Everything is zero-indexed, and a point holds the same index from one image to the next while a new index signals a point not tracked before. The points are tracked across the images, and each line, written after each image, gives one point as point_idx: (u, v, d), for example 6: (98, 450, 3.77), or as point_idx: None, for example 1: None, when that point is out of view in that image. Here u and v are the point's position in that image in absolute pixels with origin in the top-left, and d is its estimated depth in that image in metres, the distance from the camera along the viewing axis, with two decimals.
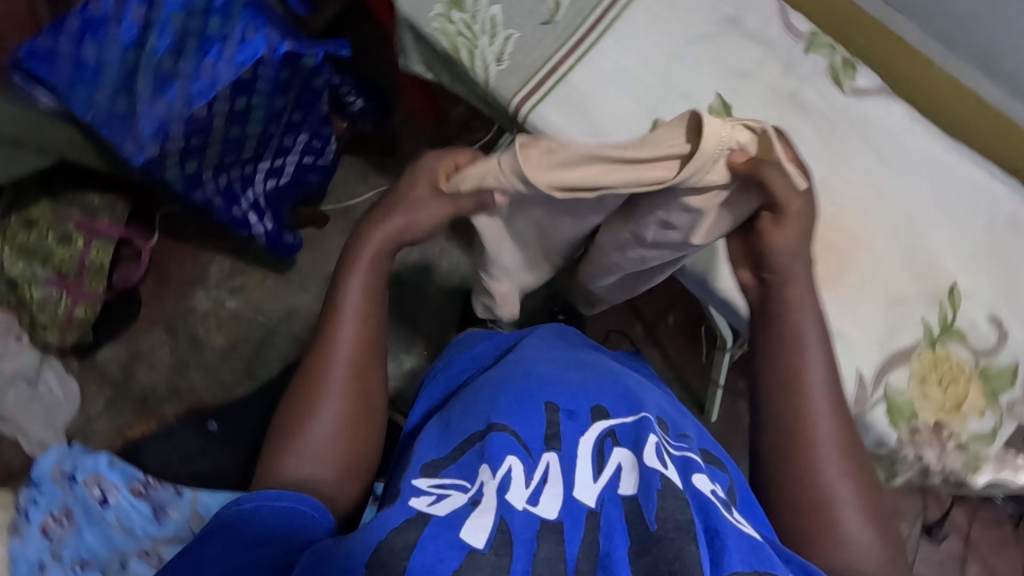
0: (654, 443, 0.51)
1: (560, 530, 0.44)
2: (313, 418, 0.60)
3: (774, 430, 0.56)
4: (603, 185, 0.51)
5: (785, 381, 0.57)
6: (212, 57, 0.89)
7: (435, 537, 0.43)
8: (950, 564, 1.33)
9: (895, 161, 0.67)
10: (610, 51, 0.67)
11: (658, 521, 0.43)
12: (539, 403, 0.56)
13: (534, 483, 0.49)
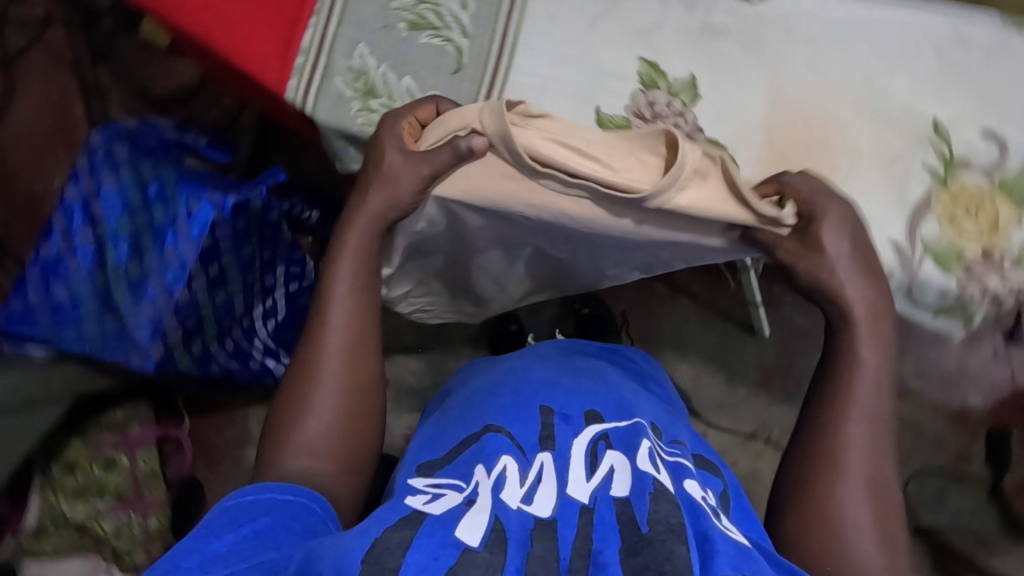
0: (646, 447, 0.57)
1: (552, 528, 0.48)
2: (309, 412, 0.60)
3: (813, 438, 0.58)
4: (573, 171, 0.56)
5: (833, 394, 0.58)
6: (171, 243, 0.89)
7: (430, 535, 0.46)
8: None
9: (827, 39, 0.68)
10: (527, 68, 0.69)
11: (649, 523, 0.47)
12: (534, 408, 0.64)
13: (528, 482, 0.54)
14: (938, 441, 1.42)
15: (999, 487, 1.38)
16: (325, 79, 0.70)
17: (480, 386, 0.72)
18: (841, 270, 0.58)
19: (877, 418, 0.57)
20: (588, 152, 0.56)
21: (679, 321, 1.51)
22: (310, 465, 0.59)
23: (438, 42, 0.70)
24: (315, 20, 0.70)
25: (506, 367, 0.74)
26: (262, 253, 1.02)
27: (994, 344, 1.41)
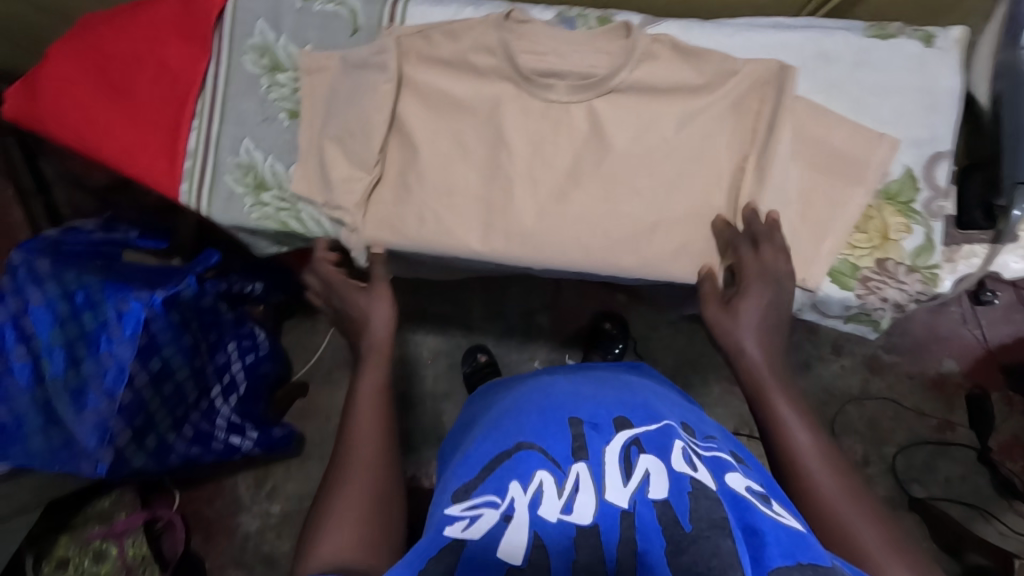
0: (681, 448, 0.50)
1: (596, 534, 0.44)
2: (326, 535, 0.49)
3: (794, 496, 0.51)
4: (558, 65, 0.66)
5: (780, 450, 0.53)
6: (106, 347, 0.90)
7: (474, 561, 0.43)
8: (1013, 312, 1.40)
9: (715, 62, 0.65)
10: (415, 136, 0.69)
11: (692, 521, 0.43)
12: (562, 420, 0.53)
13: (566, 493, 0.47)
14: (918, 412, 1.40)
15: (987, 452, 1.35)
16: (215, 178, 0.71)
17: (496, 413, 0.62)
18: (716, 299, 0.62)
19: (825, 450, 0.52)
20: (562, 50, 0.66)
21: (646, 327, 1.51)
22: None
23: (327, 121, 0.70)
24: (197, 121, 0.71)
25: (527, 387, 0.65)
26: (206, 335, 1.05)
27: (962, 307, 1.42)
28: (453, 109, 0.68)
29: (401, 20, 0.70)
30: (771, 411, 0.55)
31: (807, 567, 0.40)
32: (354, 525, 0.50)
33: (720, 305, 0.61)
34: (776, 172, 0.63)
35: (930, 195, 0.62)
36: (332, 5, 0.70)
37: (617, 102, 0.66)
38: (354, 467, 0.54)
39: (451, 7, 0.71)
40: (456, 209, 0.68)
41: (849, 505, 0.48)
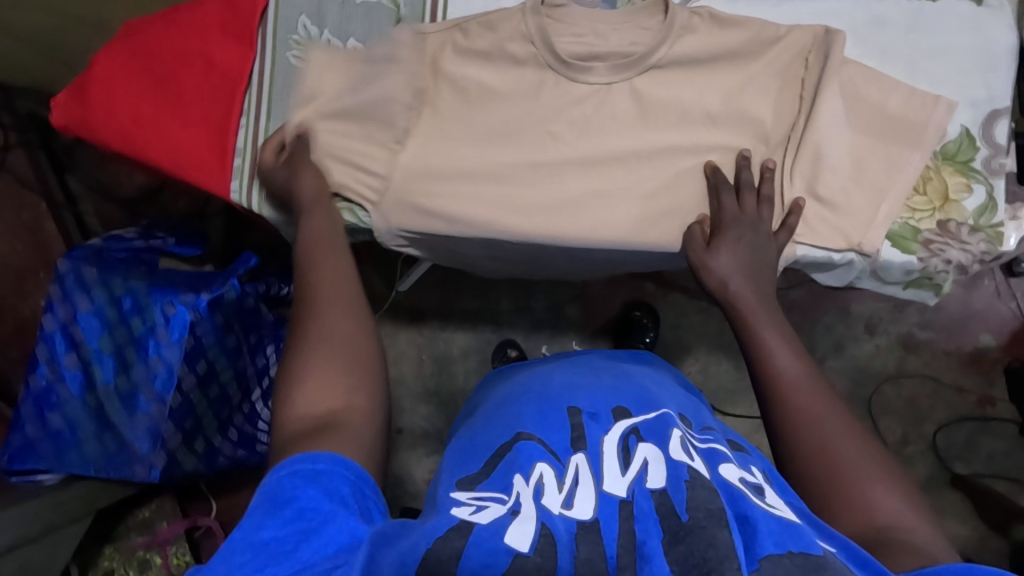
0: (678, 437, 0.50)
1: (596, 528, 0.41)
2: (299, 392, 0.51)
3: (775, 417, 0.52)
4: (601, 44, 0.66)
5: (760, 372, 0.55)
6: (155, 351, 0.91)
7: (480, 543, 0.39)
8: None
9: (766, 34, 0.64)
10: (459, 123, 0.69)
11: (689, 511, 0.40)
12: (562, 409, 0.56)
13: (566, 487, 0.46)
14: (956, 389, 1.38)
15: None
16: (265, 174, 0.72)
17: (495, 401, 0.65)
18: (702, 244, 0.64)
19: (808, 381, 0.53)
20: (603, 30, 0.66)
21: (677, 315, 1.51)
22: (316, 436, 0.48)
23: (374, 109, 0.69)
24: (244, 118, 0.72)
25: (526, 376, 0.68)
26: (247, 337, 1.05)
27: (995, 280, 1.41)
28: (496, 98, 0.69)
29: (443, 17, 0.70)
30: (758, 341, 0.57)
31: (798, 557, 0.38)
32: (327, 367, 0.52)
33: (702, 247, 0.63)
34: (825, 144, 0.62)
35: (990, 153, 0.61)
36: None
37: (665, 81, 0.66)
38: (315, 325, 0.55)
39: None
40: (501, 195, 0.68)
41: (829, 423, 0.50)
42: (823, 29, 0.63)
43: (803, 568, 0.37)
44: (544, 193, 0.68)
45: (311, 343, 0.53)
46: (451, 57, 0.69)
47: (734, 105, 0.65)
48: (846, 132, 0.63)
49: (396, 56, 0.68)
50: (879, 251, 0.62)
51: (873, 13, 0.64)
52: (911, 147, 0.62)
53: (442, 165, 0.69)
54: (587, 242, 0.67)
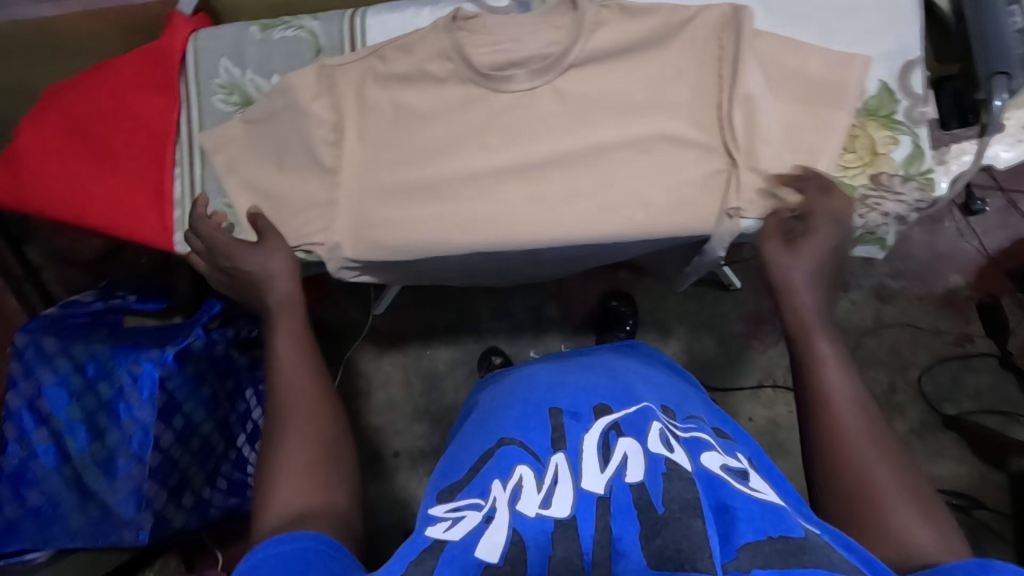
0: (658, 429, 0.50)
1: (573, 526, 0.42)
2: (276, 483, 0.46)
3: (815, 431, 0.49)
4: (518, 51, 0.67)
5: (812, 386, 0.50)
6: (127, 413, 0.90)
7: (451, 561, 0.41)
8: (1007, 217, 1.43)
9: (677, 18, 0.66)
10: (391, 147, 0.70)
11: (664, 503, 0.41)
12: (543, 411, 0.55)
13: (545, 486, 0.47)
14: (934, 331, 1.40)
15: (1009, 357, 1.36)
16: None
17: (490, 405, 0.62)
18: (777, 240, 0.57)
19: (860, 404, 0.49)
20: (518, 37, 0.67)
21: (655, 299, 1.52)
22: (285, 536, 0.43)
23: (305, 148, 0.70)
24: (178, 167, 0.71)
25: (515, 378, 0.66)
26: (224, 384, 1.05)
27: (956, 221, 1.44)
28: (425, 120, 0.69)
29: (361, 41, 0.70)
30: (811, 347, 0.52)
31: (778, 541, 0.39)
32: (303, 473, 0.47)
33: (780, 240, 0.57)
34: (749, 117, 0.64)
35: (909, 103, 0.62)
36: (291, 29, 0.70)
37: (586, 77, 0.67)
38: (304, 415, 0.50)
39: (408, 11, 0.70)
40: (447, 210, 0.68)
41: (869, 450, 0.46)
42: (731, 8, 0.65)
43: (783, 552, 0.38)
44: (488, 203, 0.68)
45: (301, 437, 0.49)
46: (374, 85, 0.69)
47: (655, 92, 0.66)
48: (772, 101, 0.64)
49: (317, 89, 0.69)
50: None
51: None
52: (833, 108, 0.63)
53: (381, 191, 0.70)
54: (534, 244, 0.68)
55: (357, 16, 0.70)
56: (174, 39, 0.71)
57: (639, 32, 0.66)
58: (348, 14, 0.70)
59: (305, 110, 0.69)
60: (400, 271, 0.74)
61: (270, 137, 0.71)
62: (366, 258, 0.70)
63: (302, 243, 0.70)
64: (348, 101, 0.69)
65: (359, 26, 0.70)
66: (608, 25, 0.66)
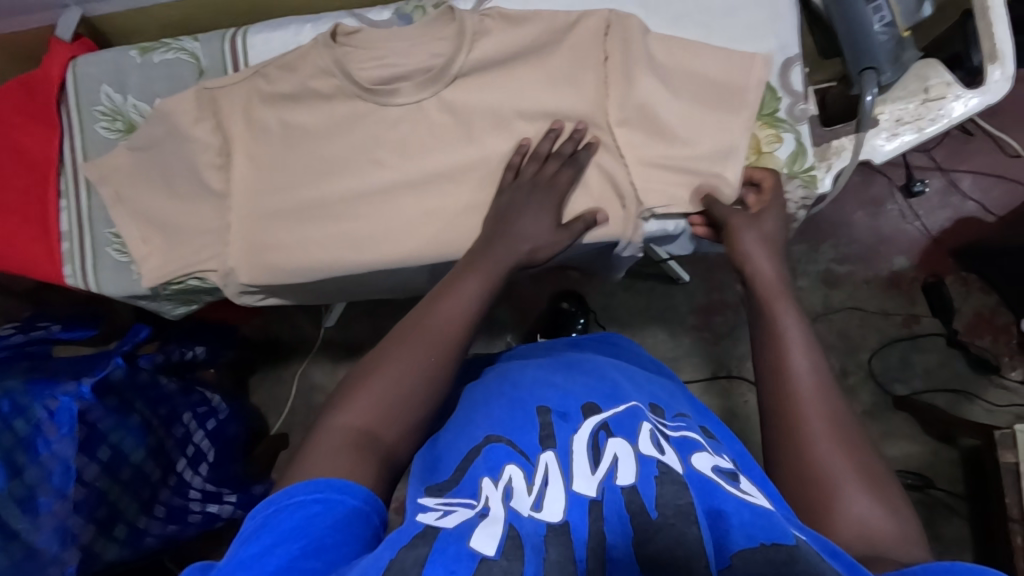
0: (648, 430, 0.48)
1: (566, 531, 0.39)
2: (351, 399, 0.48)
3: (773, 402, 0.50)
4: (402, 62, 0.66)
5: (770, 367, 0.51)
6: (45, 449, 0.85)
7: (446, 546, 0.37)
8: (950, 197, 1.32)
9: (558, 24, 0.64)
10: (280, 168, 0.68)
11: (658, 508, 0.39)
12: (530, 410, 0.54)
13: (535, 489, 0.44)
14: (882, 313, 1.31)
15: (956, 336, 1.27)
16: (96, 254, 0.70)
17: (475, 393, 0.61)
18: (744, 221, 0.59)
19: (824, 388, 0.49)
20: (401, 50, 0.66)
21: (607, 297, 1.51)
22: (345, 456, 0.44)
23: (192, 174, 0.68)
24: (64, 200, 0.70)
25: (498, 373, 0.64)
26: (156, 411, 1.03)
27: (897, 204, 1.33)
28: (314, 139, 0.68)
29: (245, 61, 0.69)
30: (774, 324, 0.52)
31: (774, 550, 0.36)
32: (394, 398, 0.48)
33: (746, 215, 0.59)
34: (636, 117, 0.63)
35: (792, 101, 0.62)
36: (172, 53, 0.69)
37: (473, 87, 0.66)
38: (414, 344, 0.50)
39: (291, 28, 0.69)
40: (348, 225, 0.67)
41: (826, 436, 0.47)
42: (608, 12, 0.64)
43: (774, 562, 0.36)
44: (376, 221, 0.67)
45: (401, 368, 0.49)
46: (261, 106, 0.67)
47: (544, 98, 0.65)
48: (675, 104, 0.62)
49: (198, 113, 0.68)
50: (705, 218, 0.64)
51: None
52: (718, 105, 0.62)
53: (272, 213, 0.68)
54: (429, 260, 0.66)
55: (237, 36, 0.69)
56: (50, 67, 0.69)
57: (523, 39, 0.65)
58: (230, 34, 0.69)
59: (187, 135, 0.67)
60: (305, 291, 0.72)
61: (156, 164, 0.69)
62: (262, 282, 0.68)
63: (194, 271, 0.68)
64: (235, 123, 0.67)
65: (240, 46, 0.69)
66: (490, 34, 0.65)
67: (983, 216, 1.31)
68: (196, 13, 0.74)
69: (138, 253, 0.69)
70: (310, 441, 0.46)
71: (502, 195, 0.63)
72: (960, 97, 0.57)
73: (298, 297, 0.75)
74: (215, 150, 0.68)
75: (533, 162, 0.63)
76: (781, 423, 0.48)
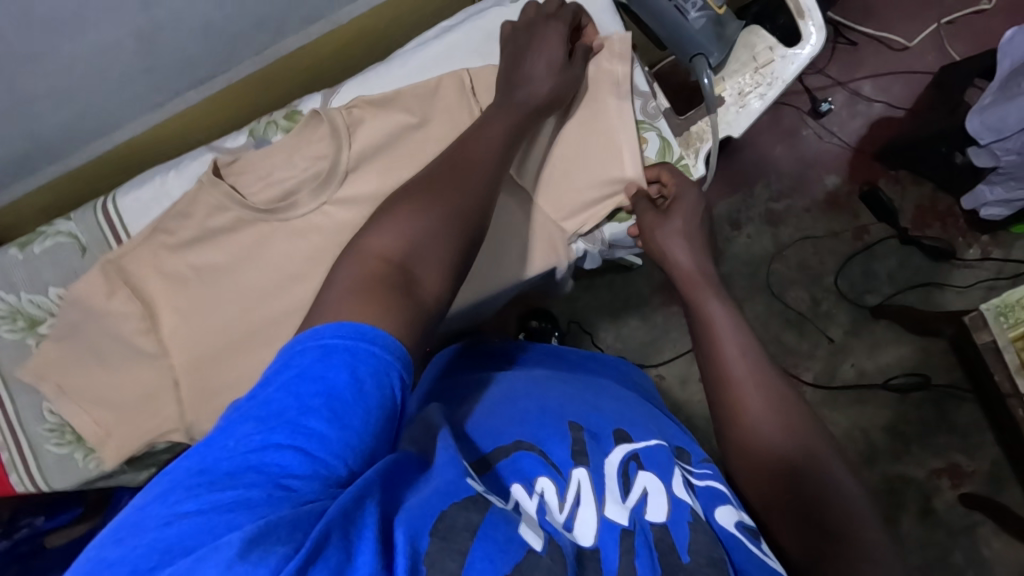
0: (681, 474, 0.46)
1: (596, 559, 0.38)
2: (385, 233, 0.43)
3: (719, 402, 0.50)
4: (288, 172, 0.66)
5: (707, 359, 0.52)
6: None
7: (497, 524, 0.36)
8: (856, 103, 1.30)
9: (422, 97, 0.66)
10: (196, 311, 0.67)
11: (690, 552, 0.39)
12: (560, 423, 0.49)
13: (568, 505, 0.42)
14: (831, 235, 1.26)
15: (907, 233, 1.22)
16: (37, 453, 0.69)
17: (475, 407, 0.55)
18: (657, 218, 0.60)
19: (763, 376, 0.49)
20: (283, 164, 0.66)
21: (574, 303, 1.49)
22: (366, 301, 0.38)
23: (122, 345, 0.67)
24: None
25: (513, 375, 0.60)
26: None
27: (810, 127, 1.30)
28: (230, 273, 0.67)
29: (124, 226, 0.69)
30: (700, 314, 0.55)
31: None
32: (425, 243, 0.43)
33: (656, 212, 0.60)
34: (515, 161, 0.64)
35: (643, 102, 0.64)
36: (50, 238, 0.69)
37: (364, 181, 0.65)
38: (449, 192, 0.47)
39: (156, 179, 0.70)
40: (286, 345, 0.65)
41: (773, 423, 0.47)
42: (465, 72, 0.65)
43: None
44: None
45: (436, 205, 0.46)
46: (166, 256, 0.67)
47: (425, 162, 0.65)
48: (549, 142, 0.63)
49: (109, 287, 0.67)
50: (599, 230, 0.65)
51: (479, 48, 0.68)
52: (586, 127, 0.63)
53: (215, 356, 0.66)
54: None
55: (105, 204, 0.70)
56: None
57: (393, 118, 0.65)
58: (99, 203, 0.70)
59: (106, 311, 0.66)
60: None
61: (81, 347, 0.67)
62: None
63: (157, 437, 0.67)
64: (150, 283, 0.66)
65: (111, 209, 0.69)
66: (359, 123, 0.66)
67: (894, 113, 1.29)
68: (83, 184, 0.75)
69: (87, 438, 0.68)
70: (336, 272, 0.41)
71: (507, 46, 0.60)
72: (787, 55, 0.59)
73: None
74: (131, 312, 0.67)
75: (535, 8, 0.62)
76: (733, 425, 0.48)
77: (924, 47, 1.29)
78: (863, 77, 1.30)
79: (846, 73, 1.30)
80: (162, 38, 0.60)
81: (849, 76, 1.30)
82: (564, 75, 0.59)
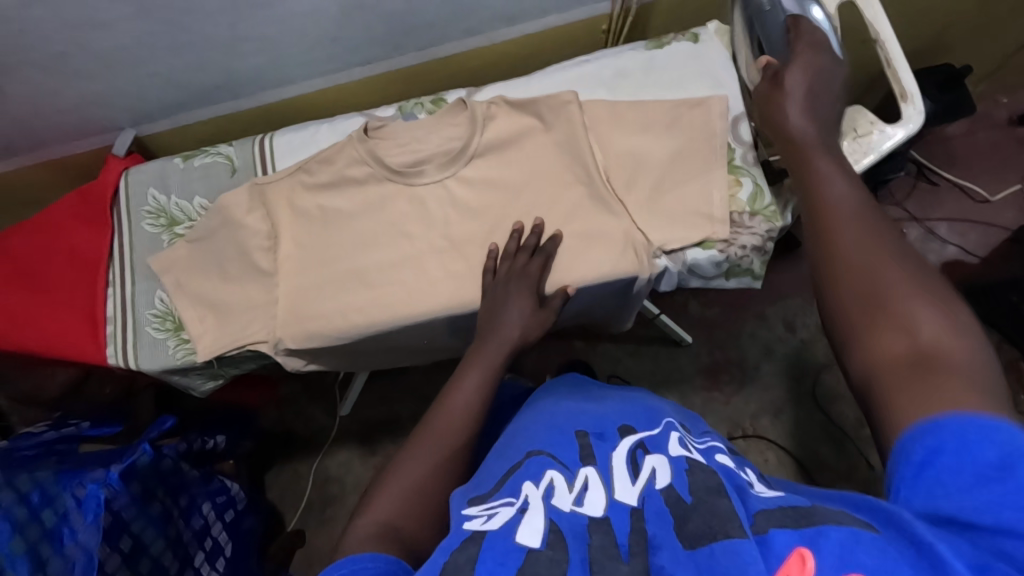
0: (676, 437, 0.50)
1: (607, 522, 0.40)
2: (373, 502, 0.50)
3: (842, 276, 0.47)
4: (425, 144, 0.76)
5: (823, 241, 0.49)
6: (69, 538, 0.70)
7: (494, 544, 0.38)
8: (930, 236, 1.33)
9: (551, 108, 0.75)
10: (312, 242, 0.75)
11: (691, 492, 0.40)
12: (569, 432, 0.53)
13: (576, 486, 0.45)
14: None
15: None
16: (137, 332, 0.77)
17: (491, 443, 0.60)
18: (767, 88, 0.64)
19: (893, 248, 0.46)
20: (422, 136, 0.76)
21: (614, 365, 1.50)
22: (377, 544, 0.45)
23: (243, 258, 0.76)
24: (111, 288, 0.78)
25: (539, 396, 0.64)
26: (177, 500, 0.92)
27: None
28: (349, 219, 0.76)
29: (272, 161, 0.80)
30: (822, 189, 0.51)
31: (788, 509, 0.37)
32: (407, 493, 0.50)
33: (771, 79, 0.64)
34: (622, 172, 0.73)
35: (743, 151, 0.73)
36: (208, 157, 0.80)
37: (485, 166, 0.75)
38: (428, 450, 0.54)
39: (308, 130, 0.82)
40: (380, 290, 0.72)
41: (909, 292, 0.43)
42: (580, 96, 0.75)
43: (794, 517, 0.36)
44: (404, 286, 0.72)
45: (423, 462, 0.53)
46: (302, 194, 0.76)
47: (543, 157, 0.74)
48: (655, 164, 0.72)
49: (250, 205, 0.77)
50: (682, 252, 0.71)
51: (609, 82, 0.78)
52: (689, 158, 0.72)
53: (318, 286, 0.73)
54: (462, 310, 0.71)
55: (262, 141, 0.81)
56: (107, 175, 0.81)
57: (521, 120, 0.76)
58: (258, 139, 0.82)
59: (241, 223, 0.76)
60: (337, 352, 0.76)
61: (210, 253, 0.77)
62: (307, 347, 0.72)
63: (246, 343, 0.73)
64: (282, 210, 0.76)
65: (266, 144, 0.81)
66: (494, 115, 0.76)
67: (966, 258, 1.30)
68: (243, 126, 0.88)
69: (187, 327, 0.75)
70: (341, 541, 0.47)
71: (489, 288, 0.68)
72: (886, 132, 0.66)
73: (336, 362, 0.80)
74: (262, 230, 0.76)
75: (504, 260, 0.69)
76: (860, 297, 0.45)
77: (1004, 204, 1.33)
78: (941, 214, 1.34)
79: (924, 207, 1.35)
80: (357, 14, 0.73)
81: (927, 210, 1.35)
82: (537, 319, 0.66)
